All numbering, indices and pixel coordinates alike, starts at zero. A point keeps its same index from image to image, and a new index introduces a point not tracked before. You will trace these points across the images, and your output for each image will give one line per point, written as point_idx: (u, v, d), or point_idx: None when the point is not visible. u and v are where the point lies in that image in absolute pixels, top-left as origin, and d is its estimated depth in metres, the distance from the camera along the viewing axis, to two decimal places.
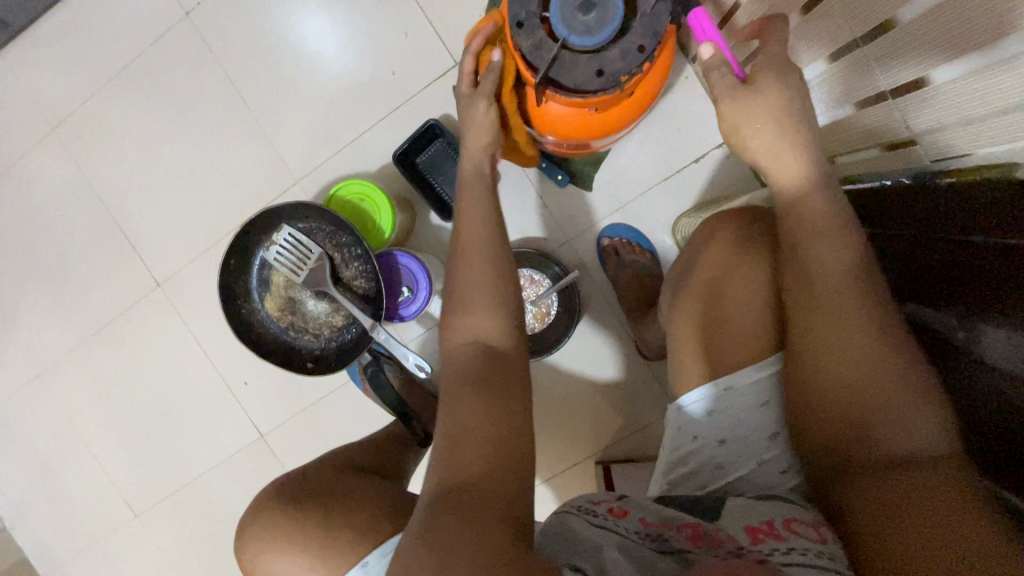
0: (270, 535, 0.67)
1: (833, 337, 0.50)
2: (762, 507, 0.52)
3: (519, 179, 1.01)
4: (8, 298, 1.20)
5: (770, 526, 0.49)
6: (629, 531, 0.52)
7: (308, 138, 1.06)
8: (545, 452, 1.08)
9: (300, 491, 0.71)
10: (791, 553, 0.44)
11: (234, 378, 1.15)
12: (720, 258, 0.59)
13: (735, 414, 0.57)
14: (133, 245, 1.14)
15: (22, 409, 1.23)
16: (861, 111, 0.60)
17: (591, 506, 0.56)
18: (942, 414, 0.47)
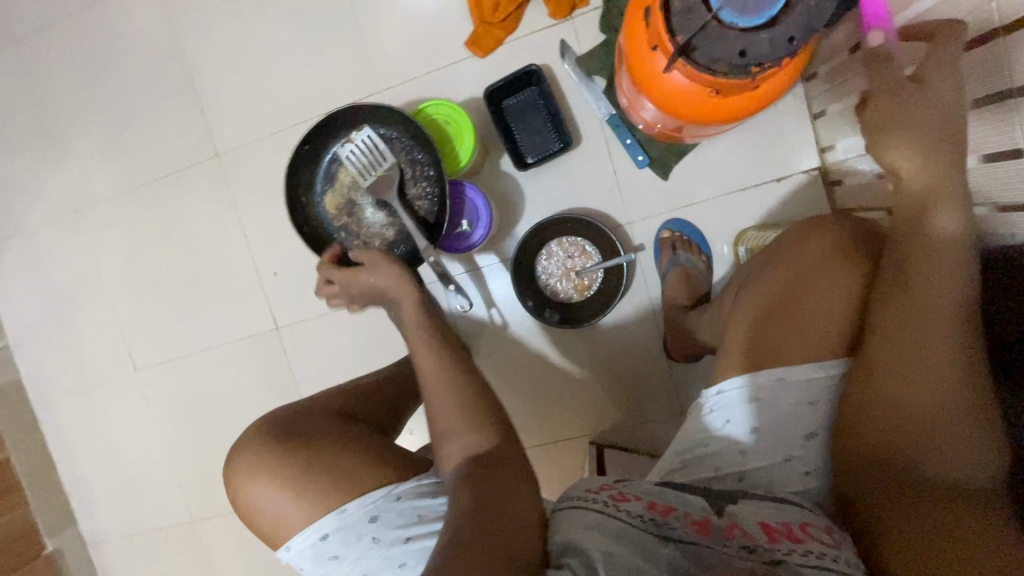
0: (260, 465, 0.75)
1: (914, 358, 0.53)
2: (774, 506, 0.55)
3: (598, 150, 1.00)
4: (64, 128, 1.20)
5: (788, 527, 0.52)
6: (634, 515, 0.53)
7: (402, 51, 1.05)
8: (545, 418, 1.10)
9: (290, 434, 0.77)
10: (810, 556, 0.48)
11: (265, 266, 1.16)
12: (813, 269, 0.60)
13: (781, 404, 0.58)
14: (202, 111, 1.14)
15: (52, 239, 1.24)
16: (985, 166, 0.59)
17: (588, 491, 0.58)
18: (996, 455, 0.50)
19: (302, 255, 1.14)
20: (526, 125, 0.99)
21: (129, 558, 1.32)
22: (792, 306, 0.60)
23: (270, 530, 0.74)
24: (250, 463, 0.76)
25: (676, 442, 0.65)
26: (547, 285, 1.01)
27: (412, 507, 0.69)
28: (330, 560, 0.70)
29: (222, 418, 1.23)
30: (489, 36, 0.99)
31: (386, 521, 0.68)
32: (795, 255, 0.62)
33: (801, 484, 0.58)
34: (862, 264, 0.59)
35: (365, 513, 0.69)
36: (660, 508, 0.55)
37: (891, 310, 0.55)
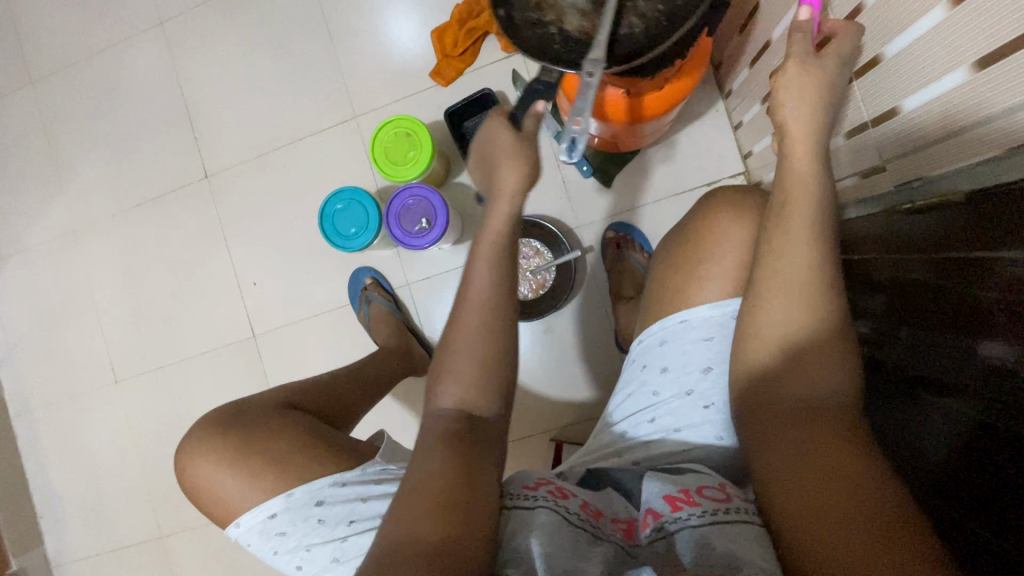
0: (204, 445, 0.73)
1: (783, 288, 0.57)
2: (676, 477, 0.61)
3: (550, 163, 1.12)
4: (71, 156, 1.31)
5: (686, 495, 0.58)
6: (571, 512, 0.58)
7: (376, 83, 1.19)
8: None
9: (238, 422, 0.75)
10: (706, 517, 0.55)
11: (246, 277, 1.23)
12: (714, 237, 0.69)
13: (683, 345, 0.68)
14: (195, 138, 1.26)
15: (48, 257, 1.32)
16: (847, 140, 0.71)
17: (526, 491, 0.61)
18: (853, 370, 0.56)
19: (280, 265, 1.22)
20: None
21: None
22: (694, 266, 0.69)
23: (213, 507, 0.73)
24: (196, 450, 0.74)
25: (615, 389, 0.77)
26: None
27: (360, 491, 0.68)
28: (275, 538, 0.68)
29: None
30: (450, 68, 1.13)
31: (333, 506, 0.67)
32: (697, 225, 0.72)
33: (702, 415, 0.67)
34: (750, 217, 0.69)
35: (311, 496, 0.68)
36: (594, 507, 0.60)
37: (769, 243, 0.59)
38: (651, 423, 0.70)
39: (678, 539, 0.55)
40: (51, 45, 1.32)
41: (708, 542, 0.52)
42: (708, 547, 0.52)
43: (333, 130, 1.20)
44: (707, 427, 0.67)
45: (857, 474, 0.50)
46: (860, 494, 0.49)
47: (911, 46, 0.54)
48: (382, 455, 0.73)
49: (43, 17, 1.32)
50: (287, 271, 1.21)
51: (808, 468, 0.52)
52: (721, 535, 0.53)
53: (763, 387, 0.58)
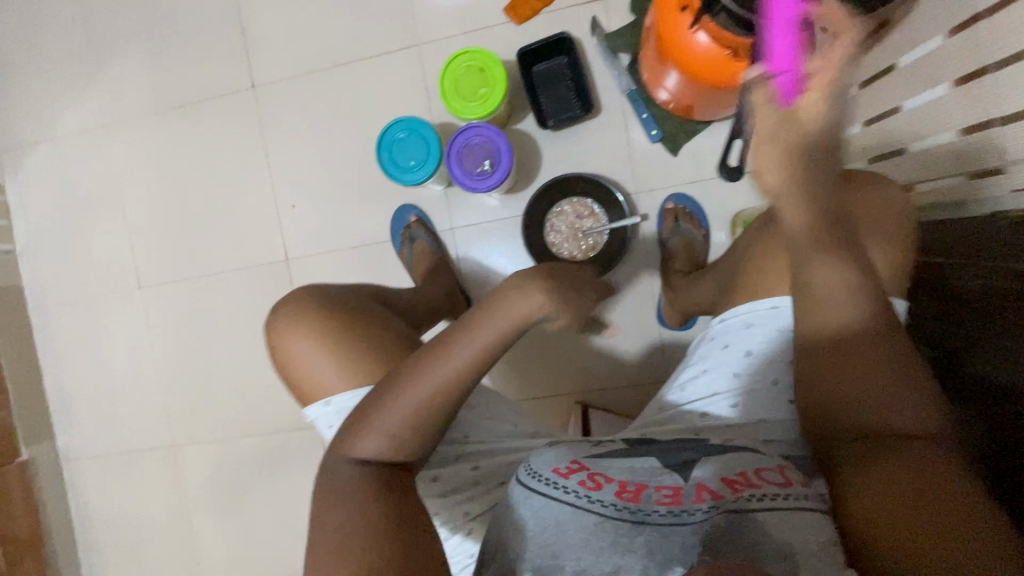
0: (302, 318, 0.74)
1: (834, 311, 0.59)
2: (733, 457, 0.62)
3: (617, 122, 1.07)
4: (109, 44, 1.24)
5: (745, 477, 0.59)
6: (604, 504, 0.57)
7: (445, 11, 1.11)
8: (538, 372, 1.14)
9: (338, 304, 0.76)
10: (767, 501, 0.56)
11: (284, 198, 1.20)
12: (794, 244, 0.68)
13: (773, 335, 0.68)
14: (244, 43, 1.19)
15: (78, 149, 1.27)
16: (962, 137, 0.66)
17: (555, 478, 0.60)
18: (916, 392, 0.57)
19: (321, 190, 1.18)
20: (552, 89, 1.06)
21: (102, 476, 1.31)
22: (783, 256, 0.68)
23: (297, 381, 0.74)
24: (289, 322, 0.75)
25: (684, 363, 0.78)
26: (552, 242, 1.07)
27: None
28: None
29: (218, 345, 1.25)
30: (527, 6, 1.06)
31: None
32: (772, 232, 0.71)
33: (785, 409, 0.70)
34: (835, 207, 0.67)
35: None
36: (631, 490, 0.58)
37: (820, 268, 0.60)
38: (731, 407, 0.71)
39: (739, 519, 0.55)
40: None
41: (764, 528, 0.54)
42: (764, 533, 0.54)
43: (392, 54, 1.13)
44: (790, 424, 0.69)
45: (934, 490, 0.51)
46: (951, 507, 0.50)
47: None
48: None
49: None
50: (328, 198, 1.18)
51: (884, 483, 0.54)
52: (783, 523, 0.54)
53: (828, 406, 0.61)
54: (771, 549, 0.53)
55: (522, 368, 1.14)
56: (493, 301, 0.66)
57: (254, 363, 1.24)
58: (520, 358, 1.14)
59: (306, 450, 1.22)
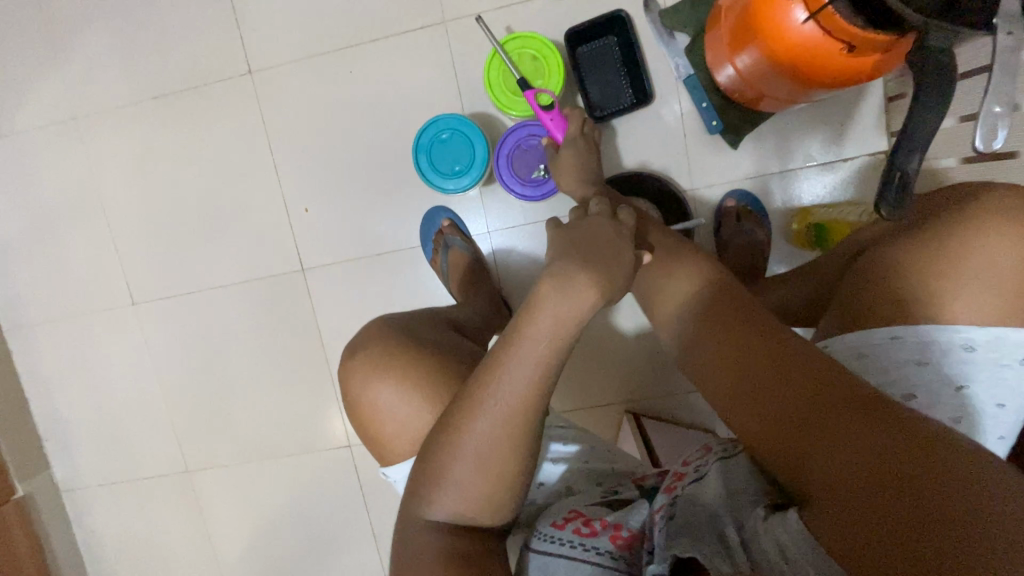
0: (381, 355, 0.66)
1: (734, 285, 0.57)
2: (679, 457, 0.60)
3: (670, 112, 0.97)
4: (69, 19, 1.05)
5: (676, 470, 0.56)
6: (599, 552, 0.57)
7: None
8: (584, 382, 1.09)
9: (419, 341, 0.69)
10: (701, 480, 0.52)
11: (295, 201, 1.06)
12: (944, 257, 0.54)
13: (921, 357, 0.54)
14: (235, 18, 1.02)
15: (44, 146, 1.09)
16: None
17: (553, 532, 0.61)
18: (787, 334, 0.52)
19: (338, 192, 1.05)
20: (600, 75, 0.95)
21: (110, 506, 1.21)
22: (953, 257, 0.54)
23: (363, 422, 0.65)
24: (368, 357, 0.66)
25: None
26: None
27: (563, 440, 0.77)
28: None
29: (231, 363, 1.14)
30: None
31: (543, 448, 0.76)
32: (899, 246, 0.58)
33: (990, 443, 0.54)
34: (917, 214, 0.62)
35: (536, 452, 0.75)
36: (626, 536, 0.58)
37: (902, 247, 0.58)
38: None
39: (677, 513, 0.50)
40: None
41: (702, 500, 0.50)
42: (696, 504, 0.50)
43: (414, 32, 0.99)
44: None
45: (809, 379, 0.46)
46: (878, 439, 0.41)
47: None
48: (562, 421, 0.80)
49: None
50: (346, 200, 1.05)
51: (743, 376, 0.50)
52: (717, 484, 0.51)
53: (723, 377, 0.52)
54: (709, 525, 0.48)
55: (568, 379, 1.08)
56: (573, 265, 0.55)
57: (273, 382, 1.14)
58: (565, 368, 1.08)
59: (336, 472, 1.14)
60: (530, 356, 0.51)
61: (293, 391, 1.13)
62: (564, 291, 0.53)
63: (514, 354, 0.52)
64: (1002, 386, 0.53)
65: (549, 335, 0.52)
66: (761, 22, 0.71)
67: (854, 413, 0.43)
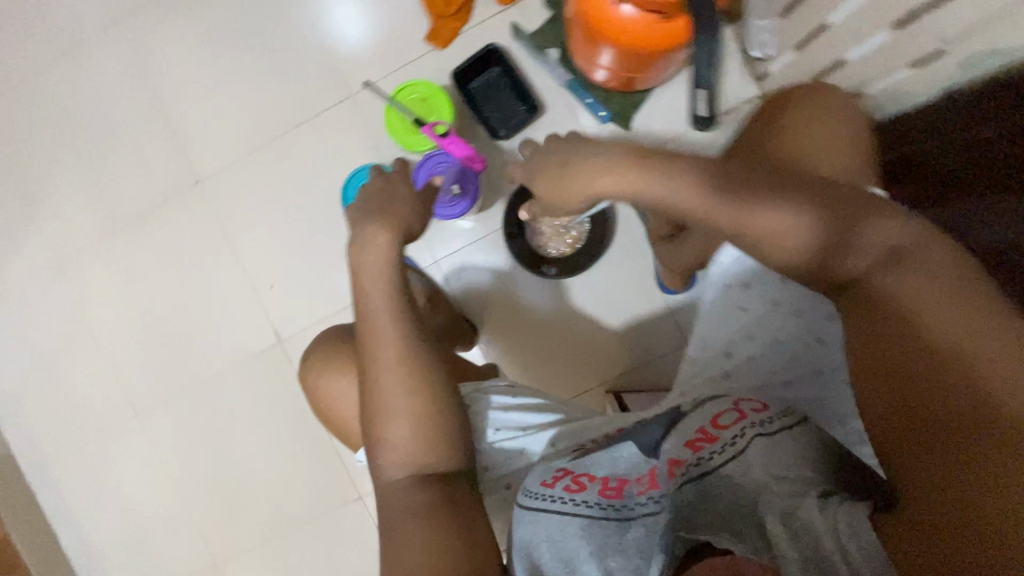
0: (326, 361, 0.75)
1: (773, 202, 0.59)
2: (694, 414, 0.67)
3: (563, 114, 1.09)
4: (41, 182, 1.20)
5: (704, 433, 0.64)
6: (589, 504, 0.63)
7: (368, 56, 1.12)
8: (561, 375, 1.12)
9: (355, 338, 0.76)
10: (726, 451, 0.61)
11: (261, 281, 1.16)
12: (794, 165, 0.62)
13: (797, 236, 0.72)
14: (178, 141, 1.17)
15: (35, 294, 1.22)
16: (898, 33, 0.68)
17: (545, 491, 0.67)
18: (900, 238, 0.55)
19: (295, 263, 1.15)
20: (493, 101, 1.07)
21: None
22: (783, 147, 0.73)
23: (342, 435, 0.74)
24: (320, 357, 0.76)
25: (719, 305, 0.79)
26: (537, 243, 1.07)
27: (503, 399, 0.78)
28: None
29: (233, 447, 1.20)
30: (445, 29, 1.08)
31: (485, 415, 0.77)
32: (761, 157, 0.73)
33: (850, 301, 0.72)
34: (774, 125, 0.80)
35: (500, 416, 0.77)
36: (614, 486, 0.65)
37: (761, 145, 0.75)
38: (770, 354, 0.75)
39: (705, 481, 0.60)
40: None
41: (730, 473, 0.60)
42: (728, 480, 0.59)
43: (328, 110, 1.13)
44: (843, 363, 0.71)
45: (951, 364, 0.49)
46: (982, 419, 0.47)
47: None
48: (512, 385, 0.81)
49: None
50: (304, 268, 1.15)
51: (895, 398, 0.52)
52: (752, 460, 0.59)
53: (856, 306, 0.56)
54: (733, 496, 0.58)
55: (544, 375, 1.12)
56: (374, 243, 0.71)
57: (274, 455, 1.19)
58: (539, 366, 1.13)
59: (352, 528, 1.17)
60: (376, 321, 0.68)
61: (294, 458, 1.18)
62: (374, 269, 0.70)
63: (367, 325, 0.68)
64: None
65: (377, 303, 0.69)
66: (595, 24, 0.84)
67: (955, 410, 0.48)
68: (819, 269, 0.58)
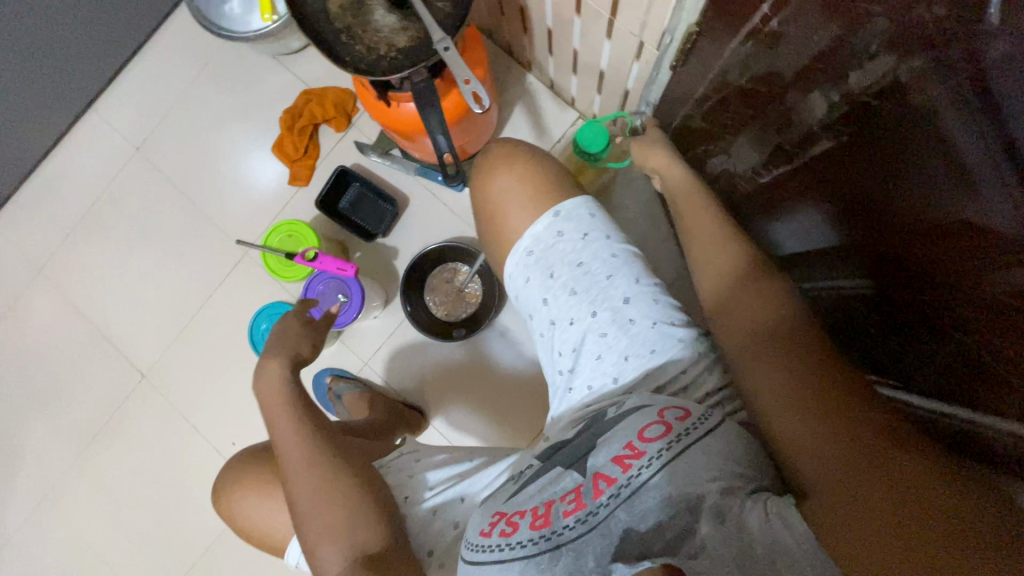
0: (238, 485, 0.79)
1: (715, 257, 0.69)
2: (619, 427, 0.62)
3: (425, 196, 1.21)
4: (12, 430, 1.32)
5: (630, 449, 0.59)
6: (523, 544, 0.58)
7: (250, 215, 1.27)
8: (515, 421, 1.18)
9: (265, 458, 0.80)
10: (653, 464, 0.56)
11: (222, 442, 1.25)
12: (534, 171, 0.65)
13: (537, 281, 0.73)
14: (117, 347, 1.30)
15: (31, 534, 1.29)
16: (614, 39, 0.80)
17: (484, 540, 0.61)
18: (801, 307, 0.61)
19: (247, 413, 1.24)
20: (360, 210, 1.19)
21: None
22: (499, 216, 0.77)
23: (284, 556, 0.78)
24: (230, 478, 0.80)
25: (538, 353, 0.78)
26: (443, 312, 1.16)
27: (430, 462, 0.78)
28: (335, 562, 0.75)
29: None
30: (303, 169, 1.23)
31: (407, 481, 0.75)
32: (489, 194, 0.78)
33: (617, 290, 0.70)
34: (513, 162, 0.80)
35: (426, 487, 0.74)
36: (543, 513, 0.60)
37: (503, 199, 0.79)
38: (593, 369, 0.70)
39: (635, 496, 0.56)
40: None
41: (660, 489, 0.55)
42: (663, 496, 0.54)
43: (233, 272, 1.27)
44: (658, 341, 0.68)
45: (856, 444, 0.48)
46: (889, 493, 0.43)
47: None
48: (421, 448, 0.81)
49: None
50: (255, 415, 1.23)
51: (787, 381, 0.55)
52: (681, 468, 0.55)
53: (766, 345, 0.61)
54: (662, 508, 0.54)
55: (501, 426, 1.18)
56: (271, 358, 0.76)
57: None
58: (493, 419, 1.18)
59: None
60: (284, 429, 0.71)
61: None
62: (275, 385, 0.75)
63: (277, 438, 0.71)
64: (574, 251, 0.71)
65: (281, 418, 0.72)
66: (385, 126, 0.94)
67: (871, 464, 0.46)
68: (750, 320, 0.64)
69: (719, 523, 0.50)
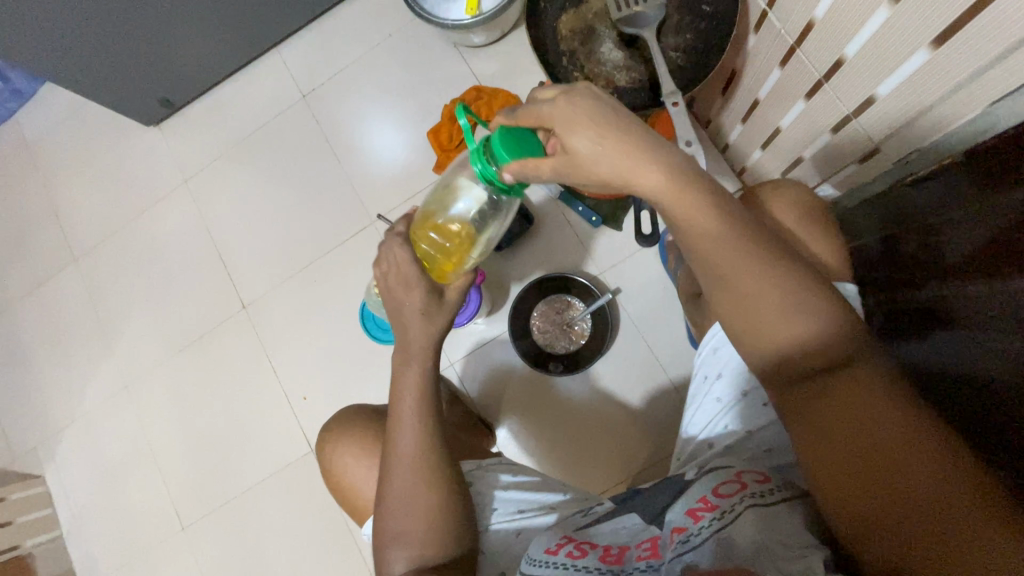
0: (351, 429, 0.86)
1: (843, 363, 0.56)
2: (698, 488, 0.70)
3: (559, 222, 1.20)
4: (116, 318, 1.40)
5: (706, 503, 0.66)
6: (589, 569, 0.64)
7: (388, 188, 1.30)
8: (595, 464, 1.13)
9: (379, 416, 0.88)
10: (724, 517, 0.63)
11: (295, 394, 1.28)
12: (738, 250, 0.60)
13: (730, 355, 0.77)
14: (228, 274, 1.35)
15: (104, 418, 1.37)
16: (838, 135, 0.75)
17: (547, 556, 0.66)
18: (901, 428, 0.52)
19: (327, 375, 1.27)
20: None
21: None
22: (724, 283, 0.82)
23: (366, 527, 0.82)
24: (342, 422, 0.88)
25: (685, 406, 0.85)
26: (545, 341, 1.14)
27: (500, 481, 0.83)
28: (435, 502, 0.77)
29: (269, 559, 1.25)
30: (450, 160, 1.24)
31: (488, 496, 0.81)
32: None
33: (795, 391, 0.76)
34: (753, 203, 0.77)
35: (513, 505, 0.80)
36: (614, 554, 0.68)
37: None
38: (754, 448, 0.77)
39: (704, 546, 0.61)
40: (91, 224, 1.45)
41: (728, 536, 0.61)
42: (731, 545, 0.59)
43: (355, 237, 1.30)
44: None
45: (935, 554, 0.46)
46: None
47: (867, 44, 0.60)
48: (518, 471, 0.86)
49: (79, 203, 1.46)
50: (334, 378, 1.27)
51: (867, 483, 0.52)
52: (744, 528, 0.60)
53: (861, 450, 0.53)
54: (733, 560, 0.57)
55: (579, 468, 1.13)
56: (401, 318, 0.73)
57: (305, 565, 1.23)
58: (572, 458, 1.14)
59: None
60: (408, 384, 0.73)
61: (325, 565, 1.22)
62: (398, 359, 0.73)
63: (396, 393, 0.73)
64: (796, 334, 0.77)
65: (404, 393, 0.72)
66: None
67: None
68: (854, 440, 0.53)
69: (782, 567, 0.53)
